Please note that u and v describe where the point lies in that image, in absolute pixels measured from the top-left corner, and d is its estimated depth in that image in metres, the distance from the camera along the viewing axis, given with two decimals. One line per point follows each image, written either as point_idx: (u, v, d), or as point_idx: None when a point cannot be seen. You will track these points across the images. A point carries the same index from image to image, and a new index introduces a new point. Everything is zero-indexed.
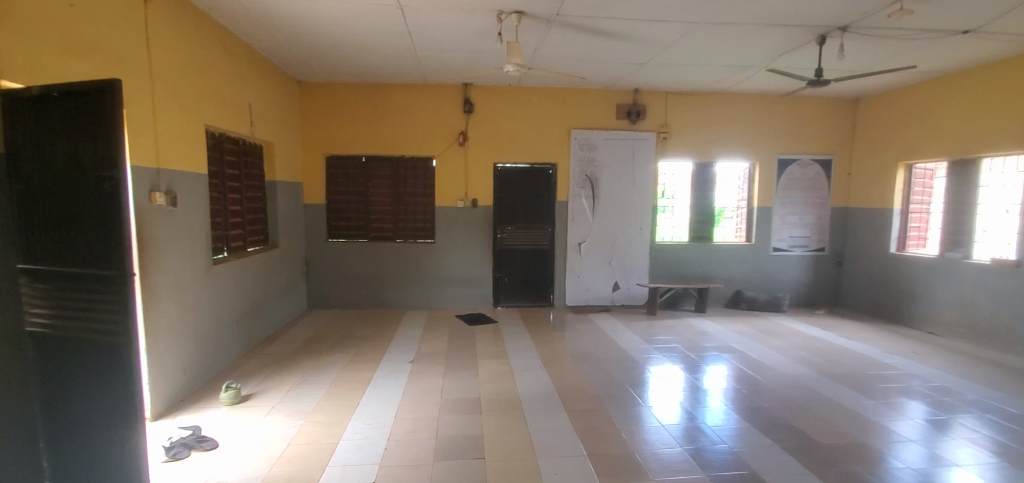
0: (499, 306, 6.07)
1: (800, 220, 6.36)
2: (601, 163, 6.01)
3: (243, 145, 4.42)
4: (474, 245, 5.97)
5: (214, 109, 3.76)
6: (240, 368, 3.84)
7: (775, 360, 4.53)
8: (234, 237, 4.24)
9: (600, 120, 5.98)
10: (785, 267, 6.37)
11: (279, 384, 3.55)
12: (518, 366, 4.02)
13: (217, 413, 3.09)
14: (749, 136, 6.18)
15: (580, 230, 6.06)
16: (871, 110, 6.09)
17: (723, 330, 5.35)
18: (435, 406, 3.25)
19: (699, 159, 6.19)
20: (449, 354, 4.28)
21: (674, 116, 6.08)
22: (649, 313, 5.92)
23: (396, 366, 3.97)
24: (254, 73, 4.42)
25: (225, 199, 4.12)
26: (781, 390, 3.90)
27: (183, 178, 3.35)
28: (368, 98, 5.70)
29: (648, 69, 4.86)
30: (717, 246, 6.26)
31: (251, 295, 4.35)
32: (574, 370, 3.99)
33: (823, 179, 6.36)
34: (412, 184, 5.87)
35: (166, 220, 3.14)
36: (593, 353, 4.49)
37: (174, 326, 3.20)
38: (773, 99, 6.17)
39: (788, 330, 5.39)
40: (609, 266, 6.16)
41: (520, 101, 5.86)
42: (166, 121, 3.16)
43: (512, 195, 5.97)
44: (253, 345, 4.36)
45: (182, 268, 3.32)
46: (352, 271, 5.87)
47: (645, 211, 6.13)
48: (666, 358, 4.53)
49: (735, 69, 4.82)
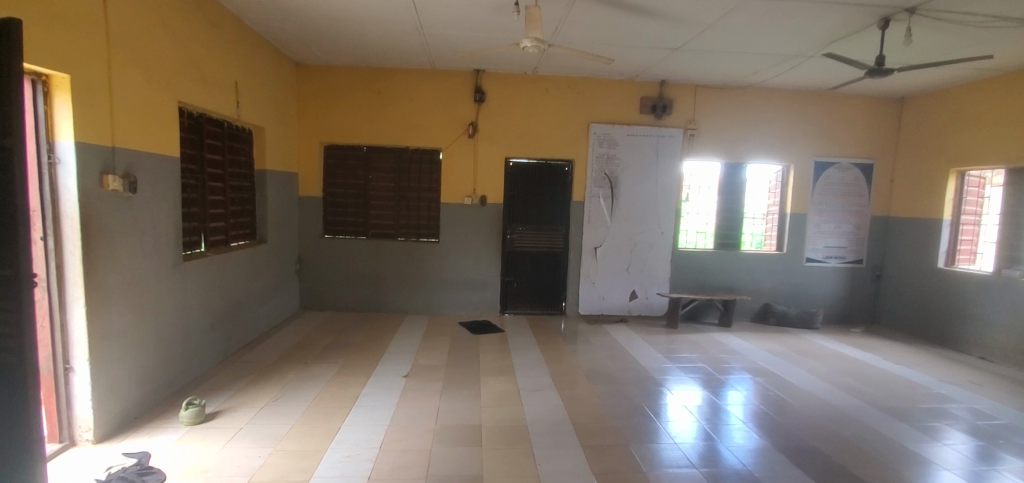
0: (506, 313, 5.60)
1: (836, 229, 5.81)
2: (622, 161, 5.52)
3: (229, 129, 3.99)
4: (481, 247, 5.50)
5: (190, 84, 3.32)
6: (211, 379, 3.40)
7: (815, 386, 4.00)
8: (213, 230, 3.81)
9: (622, 113, 5.49)
10: (820, 280, 5.81)
11: (251, 401, 3.11)
12: (525, 386, 3.54)
13: (172, 437, 2.65)
14: (785, 136, 5.64)
15: (596, 234, 5.57)
16: (919, 110, 5.52)
17: (753, 349, 4.82)
18: (428, 436, 2.78)
19: (728, 160, 5.66)
20: (449, 369, 3.81)
21: (702, 111, 5.56)
22: (669, 326, 5.41)
23: (386, 382, 3.50)
24: (244, 49, 3.99)
25: (204, 188, 3.68)
26: (825, 422, 3.39)
27: (146, 161, 2.91)
28: (371, 83, 5.26)
29: (680, 56, 4.37)
30: (744, 255, 5.73)
31: (231, 295, 3.91)
32: (588, 393, 3.51)
33: (864, 185, 5.81)
34: (416, 178, 5.43)
35: (120, 208, 2.70)
36: (610, 372, 3.98)
37: (127, 331, 2.77)
38: (811, 95, 5.63)
39: (824, 350, 4.86)
40: (626, 273, 5.66)
41: (536, 92, 5.39)
42: (125, 93, 2.73)
43: (524, 193, 5.50)
44: (231, 352, 3.92)
45: (142, 265, 2.89)
46: (348, 270, 5.43)
47: (668, 215, 5.63)
48: (688, 379, 4.04)
49: (777, 58, 4.32)
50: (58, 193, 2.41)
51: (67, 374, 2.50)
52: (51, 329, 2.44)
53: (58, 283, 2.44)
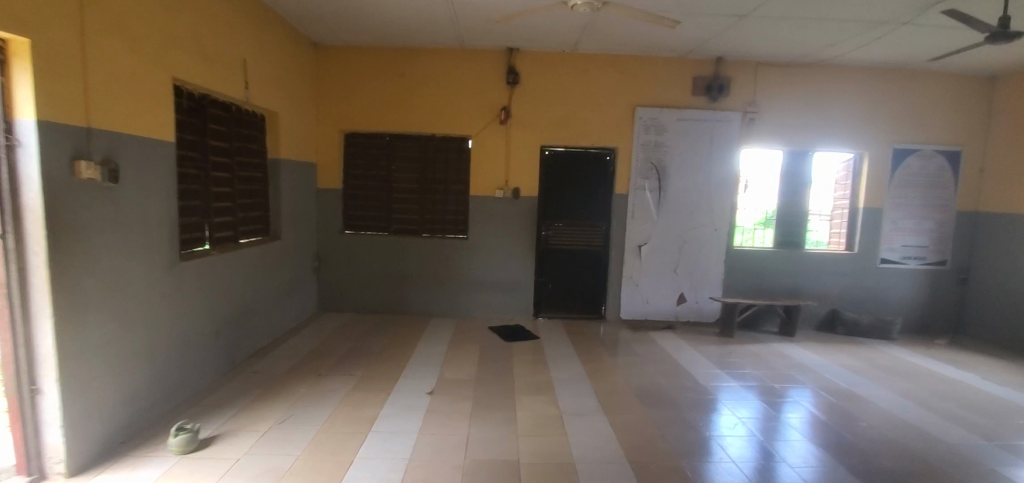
0: (540, 317, 5.12)
1: (916, 226, 5.10)
2: (670, 149, 4.94)
3: (237, 113, 3.59)
4: (513, 244, 5.01)
5: (188, 59, 2.92)
6: (213, 395, 3.02)
7: (924, 419, 3.30)
8: (220, 226, 3.43)
9: (671, 95, 4.91)
10: (895, 283, 5.12)
11: (253, 423, 2.71)
12: (569, 409, 3.05)
13: (157, 469, 2.27)
14: (857, 120, 4.96)
15: (641, 230, 5.01)
16: (1019, 87, 4.75)
17: (825, 363, 4.21)
18: (455, 474, 2.33)
19: (793, 147, 5.01)
20: (480, 386, 3.35)
21: (763, 92, 4.93)
22: (724, 334, 4.83)
23: (408, 401, 3.06)
24: (252, 24, 3.58)
25: (208, 179, 3.29)
26: (935, 462, 2.77)
27: (132, 146, 2.51)
28: (395, 65, 4.81)
29: (747, 24, 3.79)
30: (809, 254, 5.09)
31: (239, 298, 3.53)
32: (642, 420, 2.99)
33: (949, 176, 5.06)
34: (443, 169, 4.96)
35: (98, 200, 2.31)
36: (665, 391, 3.45)
37: (110, 344, 2.39)
38: (889, 73, 4.92)
39: (910, 367, 4.20)
40: (674, 275, 5.09)
41: (575, 72, 4.85)
42: (103, 61, 2.32)
43: (561, 185, 4.98)
44: (239, 361, 3.54)
45: (128, 268, 2.51)
46: (369, 269, 5.02)
47: (723, 210, 5.01)
48: (756, 399, 3.47)
49: (862, 24, 3.70)
50: (19, 182, 2.03)
51: (35, 395, 2.13)
52: (14, 344, 2.08)
53: (21, 290, 2.07)
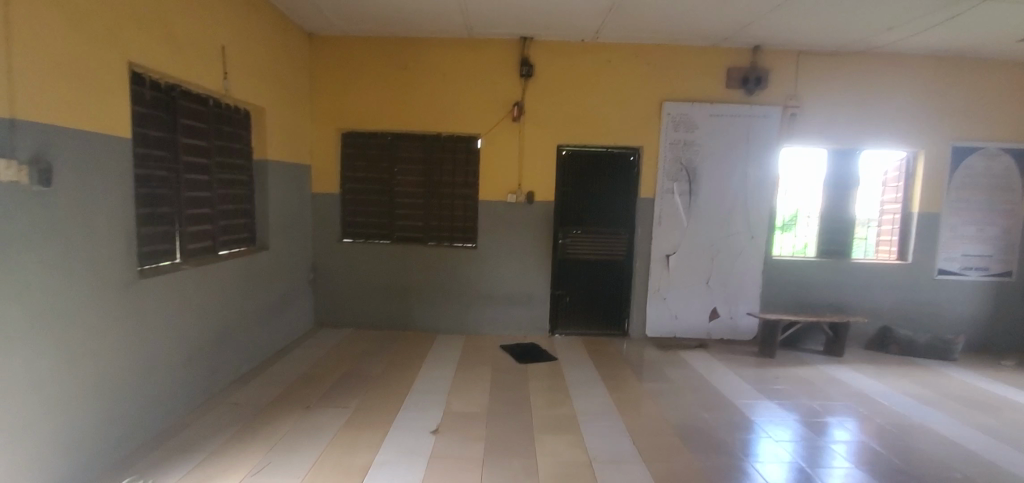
0: (557, 334, 4.65)
1: (977, 233, 4.56)
2: (702, 148, 4.45)
3: (215, 108, 3.15)
4: (527, 253, 4.55)
5: (150, 41, 2.49)
6: (179, 437, 2.57)
7: (1020, 464, 2.73)
8: (194, 236, 2.99)
9: (703, 89, 4.43)
10: (954, 297, 4.58)
11: (221, 476, 2.25)
12: (599, 453, 2.57)
13: None
14: (911, 115, 4.45)
15: (669, 238, 4.52)
16: None
17: (887, 391, 3.67)
18: None
19: (838, 146, 4.51)
20: (492, 422, 2.88)
21: (806, 84, 4.43)
22: (764, 355, 4.32)
23: (407, 443, 2.60)
24: (232, 5, 3.14)
25: (179, 182, 2.85)
26: None
27: (73, 142, 2.08)
28: (397, 57, 4.38)
29: (799, 2, 3.30)
30: (857, 265, 4.57)
31: (217, 319, 3.09)
32: (686, 467, 2.51)
33: (1017, 176, 4.49)
34: (450, 170, 4.50)
35: (24, 207, 1.88)
36: (708, 428, 2.96)
37: (41, 383, 1.95)
38: (947, 63, 4.40)
39: (987, 397, 3.64)
40: (706, 287, 4.59)
41: (596, 63, 4.39)
42: (33, 36, 1.89)
43: (580, 188, 4.51)
44: (216, 391, 3.10)
45: (68, 289, 2.07)
46: (370, 281, 4.57)
47: (761, 215, 4.51)
48: (817, 437, 2.94)
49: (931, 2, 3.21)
50: None
51: None
52: None
53: None
